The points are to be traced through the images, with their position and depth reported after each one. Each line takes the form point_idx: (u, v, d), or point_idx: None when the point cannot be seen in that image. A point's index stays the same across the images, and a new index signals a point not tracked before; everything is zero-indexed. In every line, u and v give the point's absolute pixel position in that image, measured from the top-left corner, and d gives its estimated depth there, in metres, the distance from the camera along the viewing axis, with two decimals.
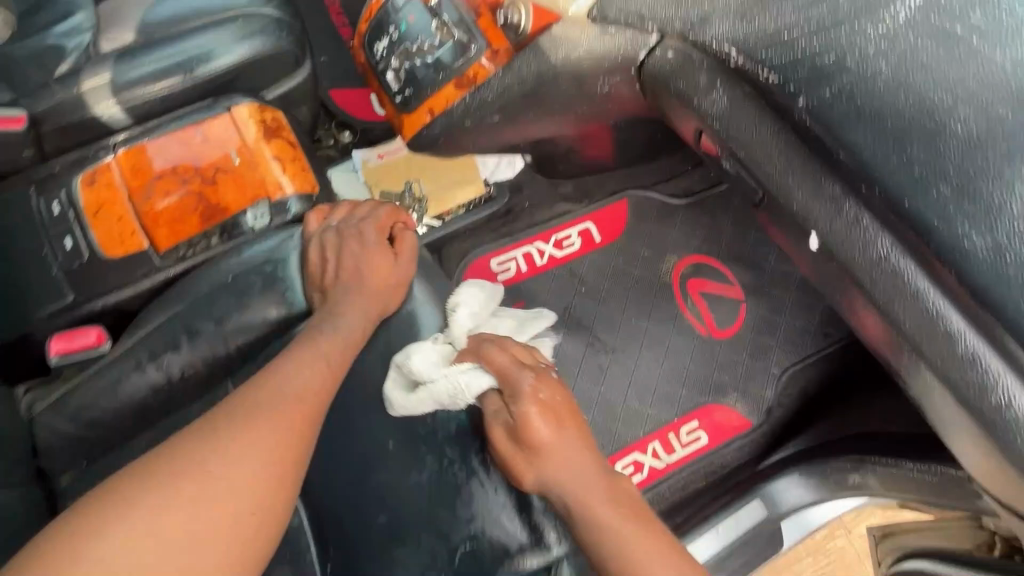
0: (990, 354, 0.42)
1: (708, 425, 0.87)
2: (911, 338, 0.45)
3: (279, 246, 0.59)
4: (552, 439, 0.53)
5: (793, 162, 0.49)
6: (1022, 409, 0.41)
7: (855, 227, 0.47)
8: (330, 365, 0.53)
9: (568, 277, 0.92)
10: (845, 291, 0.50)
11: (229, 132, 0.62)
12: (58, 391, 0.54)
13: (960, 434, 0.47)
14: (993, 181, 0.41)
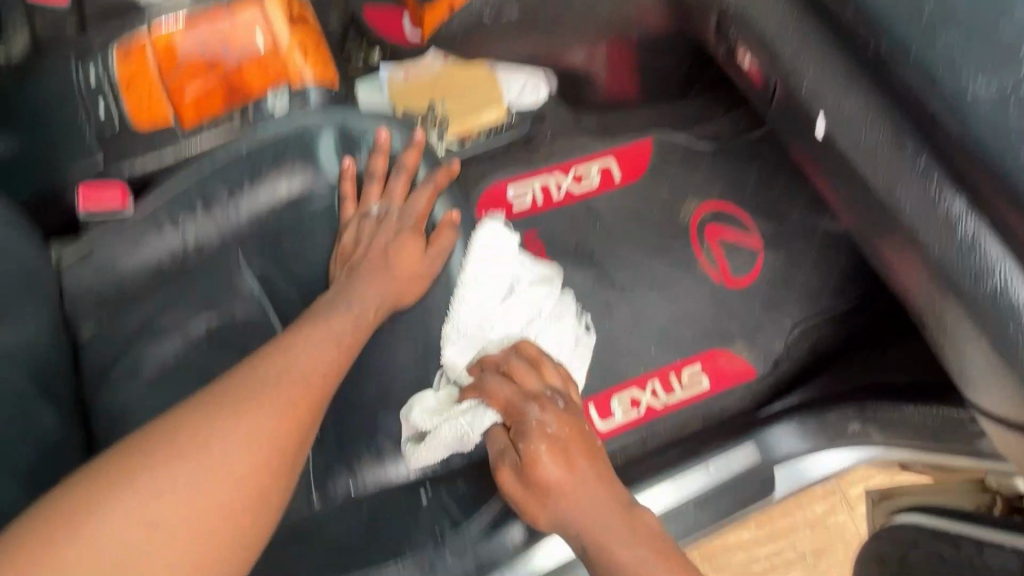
0: (977, 219, 0.48)
1: (710, 370, 0.86)
2: (911, 211, 0.50)
3: (294, 124, 0.60)
4: (563, 478, 0.53)
5: (809, 44, 0.56)
6: (1008, 266, 0.46)
7: (865, 106, 0.52)
8: (339, 348, 0.53)
9: (584, 212, 0.91)
10: (856, 176, 0.55)
11: (258, 25, 0.69)
12: (87, 246, 0.58)
13: (965, 332, 0.50)
14: (1000, 35, 0.46)
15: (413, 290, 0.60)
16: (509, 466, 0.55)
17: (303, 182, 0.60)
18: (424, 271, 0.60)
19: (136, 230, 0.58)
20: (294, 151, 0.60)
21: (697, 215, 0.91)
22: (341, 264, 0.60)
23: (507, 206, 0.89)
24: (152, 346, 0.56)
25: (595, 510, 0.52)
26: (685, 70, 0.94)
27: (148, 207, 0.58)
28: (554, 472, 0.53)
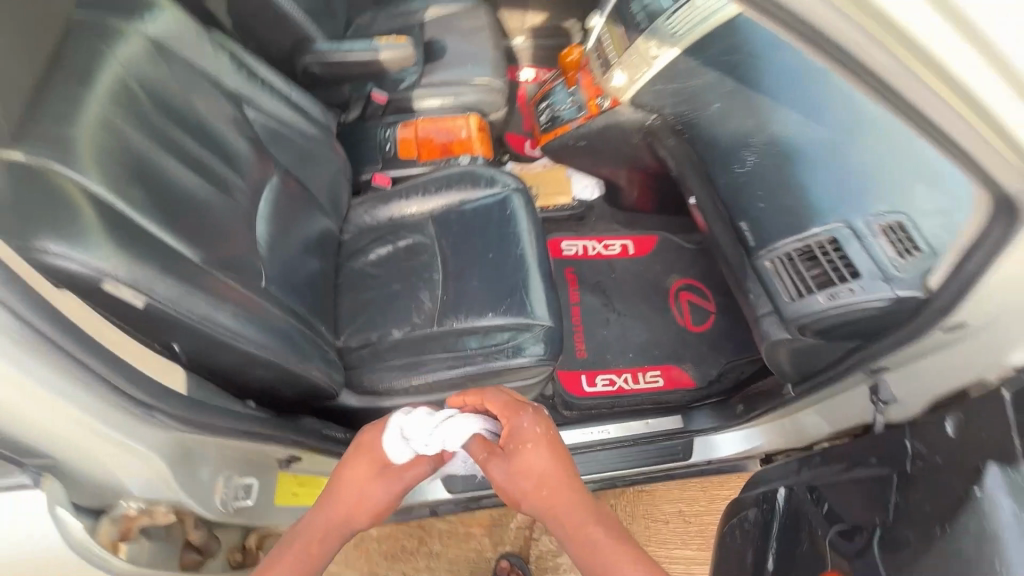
0: (761, 299, 0.82)
1: (665, 376, 1.32)
2: (737, 282, 0.86)
3: (474, 167, 1.22)
4: (547, 466, 0.71)
5: (695, 178, 0.93)
6: (770, 324, 0.81)
7: (721, 230, 0.88)
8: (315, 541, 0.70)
9: (605, 265, 1.46)
10: (717, 252, 0.91)
11: (465, 123, 1.33)
12: (364, 200, 1.19)
13: (764, 343, 0.84)
14: (756, 206, 0.81)
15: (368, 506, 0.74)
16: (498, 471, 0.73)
17: (470, 194, 1.19)
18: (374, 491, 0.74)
19: (387, 196, 1.19)
20: (464, 179, 1.20)
21: (678, 283, 1.41)
22: (471, 235, 1.15)
23: (561, 252, 1.47)
24: (377, 249, 1.15)
25: (566, 497, 0.70)
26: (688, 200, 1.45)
27: (396, 188, 1.21)
28: (537, 461, 0.71)
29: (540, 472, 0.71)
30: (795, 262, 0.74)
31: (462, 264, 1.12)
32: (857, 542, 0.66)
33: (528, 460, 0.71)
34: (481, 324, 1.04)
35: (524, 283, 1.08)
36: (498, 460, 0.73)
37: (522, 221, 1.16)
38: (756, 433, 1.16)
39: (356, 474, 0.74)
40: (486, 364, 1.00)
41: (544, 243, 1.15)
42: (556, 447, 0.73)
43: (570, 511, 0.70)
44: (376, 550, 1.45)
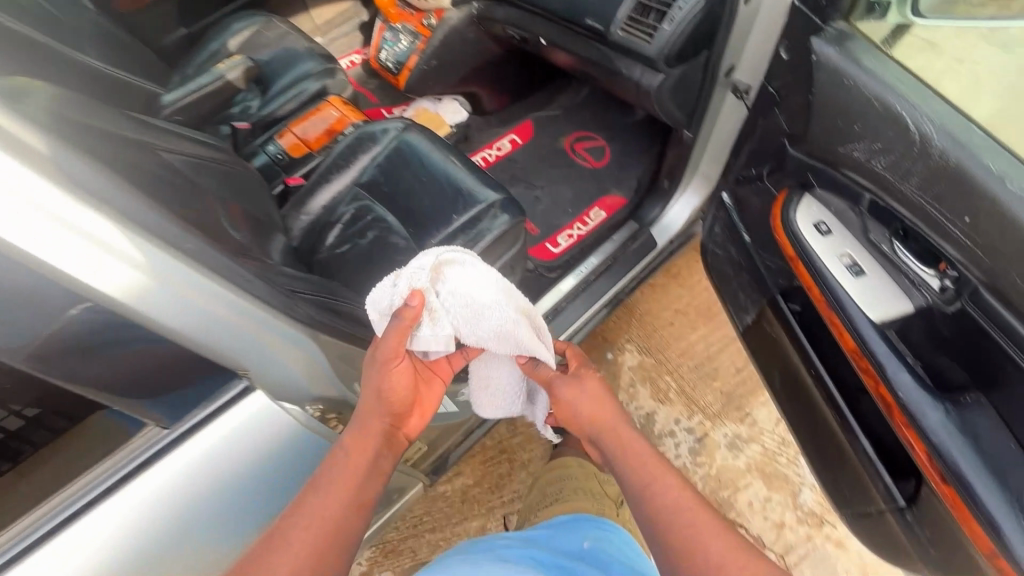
0: (627, 66, 1.10)
1: (604, 207, 1.56)
2: (607, 68, 1.14)
3: (364, 129, 1.34)
4: (606, 400, 0.96)
5: (536, 22, 1.19)
6: (641, 79, 1.10)
7: (575, 40, 1.16)
8: (357, 441, 0.78)
9: (508, 160, 1.65)
10: (580, 61, 1.19)
11: (332, 106, 1.42)
12: (291, 203, 1.26)
13: (644, 97, 1.13)
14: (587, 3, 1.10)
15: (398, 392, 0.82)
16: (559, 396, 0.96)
17: (377, 152, 1.31)
18: (399, 384, 0.82)
19: (310, 189, 1.27)
20: (363, 142, 1.32)
21: (568, 139, 1.65)
22: (398, 177, 1.27)
23: None
24: (330, 233, 1.24)
25: (612, 422, 0.94)
26: (529, 76, 1.71)
27: (311, 180, 1.29)
28: (593, 394, 0.96)
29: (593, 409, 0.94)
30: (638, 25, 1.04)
31: (405, 200, 1.25)
32: (783, 166, 0.92)
33: (588, 389, 0.96)
34: (453, 229, 1.19)
35: (462, 185, 1.24)
36: (555, 390, 0.96)
37: (430, 147, 1.29)
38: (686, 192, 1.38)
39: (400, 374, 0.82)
40: (475, 250, 1.17)
41: (457, 152, 1.31)
42: (599, 391, 0.96)
43: (616, 431, 0.93)
44: (484, 493, 1.57)
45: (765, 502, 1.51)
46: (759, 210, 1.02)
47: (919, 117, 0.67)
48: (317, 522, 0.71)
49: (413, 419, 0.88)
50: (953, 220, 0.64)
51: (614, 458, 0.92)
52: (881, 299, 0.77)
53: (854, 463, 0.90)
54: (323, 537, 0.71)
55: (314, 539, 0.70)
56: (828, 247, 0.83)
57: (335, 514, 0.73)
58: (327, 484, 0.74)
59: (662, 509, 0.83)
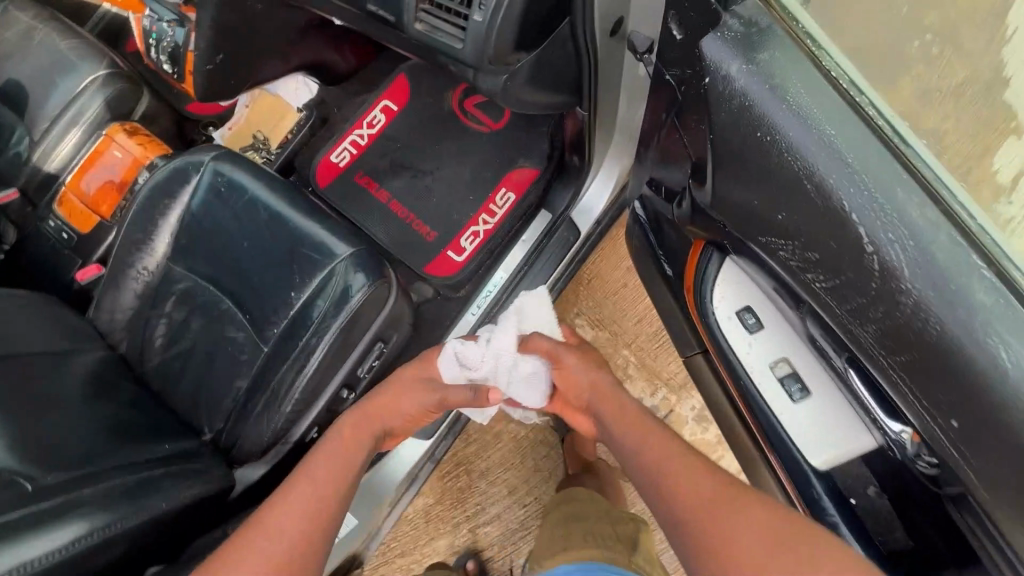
0: (455, 55, 0.69)
1: (512, 187, 1.22)
2: (430, 55, 0.72)
3: (160, 174, 0.99)
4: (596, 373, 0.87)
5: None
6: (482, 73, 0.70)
7: (370, 18, 0.73)
8: (346, 439, 0.83)
9: (384, 140, 1.28)
10: (389, 41, 0.77)
11: (114, 142, 1.05)
12: (98, 299, 0.99)
13: (502, 93, 0.73)
14: None
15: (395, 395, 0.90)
16: (557, 368, 0.89)
17: (183, 207, 0.97)
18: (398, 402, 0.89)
19: (113, 278, 0.98)
20: (161, 195, 0.97)
21: (454, 99, 1.25)
22: (216, 239, 0.96)
23: (337, 168, 1.27)
24: (154, 330, 0.97)
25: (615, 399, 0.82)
26: None
27: (110, 266, 0.99)
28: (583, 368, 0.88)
29: (598, 382, 0.85)
30: (438, 5, 0.67)
31: (231, 272, 0.95)
32: (693, 209, 0.62)
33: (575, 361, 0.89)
34: (295, 313, 0.89)
35: (298, 240, 0.93)
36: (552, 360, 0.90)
37: (252, 186, 0.96)
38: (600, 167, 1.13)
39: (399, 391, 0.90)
40: (323, 345, 0.87)
41: (288, 186, 0.98)
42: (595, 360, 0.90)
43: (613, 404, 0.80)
44: (447, 509, 1.48)
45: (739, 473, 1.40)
46: (675, 246, 0.73)
47: (880, 231, 0.41)
48: (305, 508, 0.69)
49: (387, 442, 0.94)
50: (933, 411, 0.40)
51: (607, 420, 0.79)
52: (830, 438, 0.53)
53: None
54: (311, 521, 0.68)
55: (293, 530, 0.66)
56: (760, 350, 0.57)
57: (318, 506, 0.70)
58: (319, 477, 0.74)
59: (671, 470, 0.64)
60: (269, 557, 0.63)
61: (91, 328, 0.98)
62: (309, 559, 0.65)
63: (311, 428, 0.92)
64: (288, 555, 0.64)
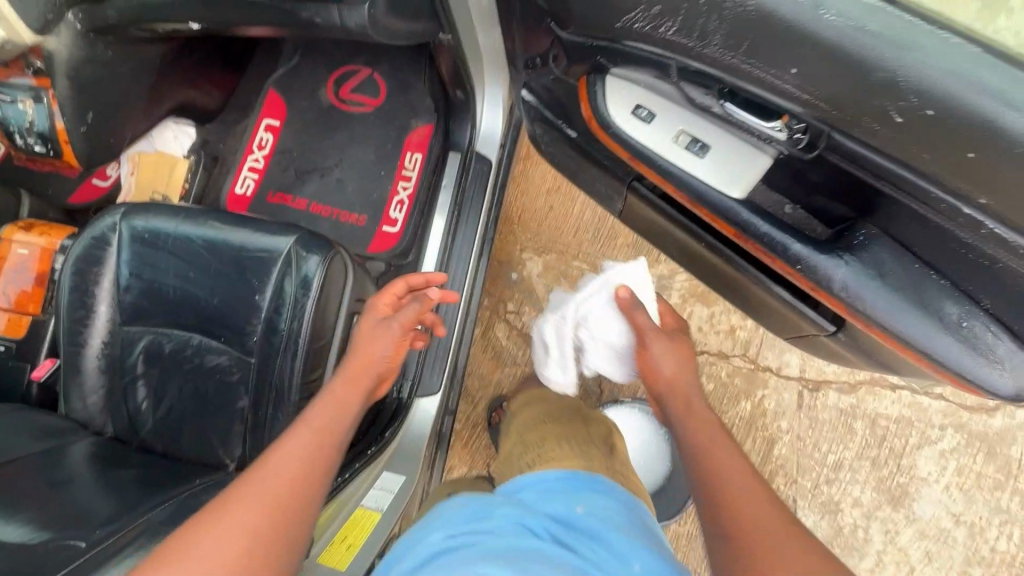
0: None
1: (416, 147, 1.28)
2: None
3: (74, 251, 0.97)
4: (672, 373, 0.98)
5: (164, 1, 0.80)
6: None
7: None
8: (349, 382, 0.86)
9: (280, 155, 1.31)
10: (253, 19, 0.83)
11: (15, 242, 1.02)
12: (65, 392, 0.97)
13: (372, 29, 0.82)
14: None
15: (375, 344, 0.91)
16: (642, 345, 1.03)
17: (115, 271, 0.97)
18: (377, 347, 0.91)
19: (72, 365, 0.96)
20: (88, 268, 0.96)
21: (329, 92, 1.30)
22: (160, 284, 0.96)
23: (246, 199, 1.29)
24: (135, 396, 0.96)
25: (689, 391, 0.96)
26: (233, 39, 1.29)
27: (64, 354, 0.97)
28: (669, 365, 0.99)
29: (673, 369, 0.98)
30: None
31: (188, 308, 0.95)
32: (568, 52, 0.72)
33: (666, 348, 1.00)
34: (268, 314, 0.92)
35: (239, 250, 0.94)
36: (646, 339, 1.02)
37: (173, 223, 0.97)
38: (485, 93, 1.22)
39: (382, 337, 0.92)
40: (306, 327, 0.91)
41: (207, 210, 0.99)
42: (683, 352, 1.01)
43: (685, 394, 0.95)
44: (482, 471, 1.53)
45: (711, 319, 1.54)
46: (568, 105, 0.83)
47: None
48: (303, 456, 0.73)
49: (380, 385, 0.97)
50: (776, 71, 0.50)
51: (676, 416, 0.94)
52: (739, 172, 0.65)
53: (780, 309, 0.87)
54: (304, 470, 0.72)
55: (286, 478, 0.70)
56: (662, 133, 0.68)
57: (318, 450, 0.75)
58: (321, 422, 0.79)
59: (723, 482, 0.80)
60: (266, 492, 0.68)
61: (70, 421, 0.96)
62: (302, 501, 0.69)
63: None
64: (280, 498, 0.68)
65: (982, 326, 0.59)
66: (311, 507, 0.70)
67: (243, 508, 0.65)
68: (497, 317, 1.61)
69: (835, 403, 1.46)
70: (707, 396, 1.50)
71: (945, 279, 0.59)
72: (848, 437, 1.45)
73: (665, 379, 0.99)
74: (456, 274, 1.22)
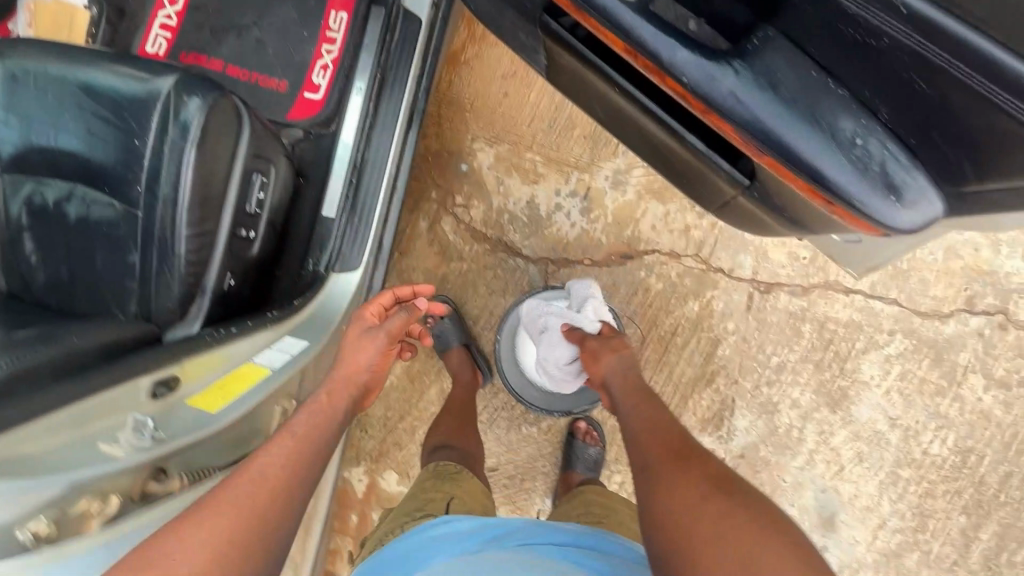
0: None
1: (341, 5, 1.16)
2: None
3: None
4: (617, 376, 1.09)
5: None
6: None
7: None
8: (329, 394, 0.86)
9: (193, 11, 1.19)
10: None
11: None
12: None
13: None
14: None
15: (359, 359, 0.93)
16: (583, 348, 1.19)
17: None
18: (361, 360, 0.93)
19: None
20: None
21: None
22: (36, 127, 0.88)
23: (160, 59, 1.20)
24: (23, 250, 0.92)
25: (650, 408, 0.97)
26: None
27: None
28: (618, 365, 1.11)
29: (618, 366, 1.10)
30: None
31: (68, 155, 0.88)
32: None
33: (616, 367, 1.11)
34: (151, 161, 0.85)
35: (118, 91, 0.86)
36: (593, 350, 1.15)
37: (48, 61, 0.88)
38: None
39: (364, 349, 0.94)
40: (191, 174, 0.85)
41: (86, 50, 0.90)
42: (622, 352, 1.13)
43: (645, 407, 0.98)
44: (425, 363, 1.53)
45: (666, 217, 1.47)
46: None
47: None
48: (278, 466, 0.70)
49: (369, 397, 0.99)
50: None
51: (622, 401, 1.03)
52: None
53: (700, 167, 0.79)
54: (282, 481, 0.69)
55: (263, 489, 0.67)
56: None
57: (296, 456, 0.73)
58: (301, 430, 0.77)
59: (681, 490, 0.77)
60: (244, 504, 0.64)
61: None
62: (281, 509, 0.67)
63: (224, 272, 0.94)
64: (258, 508, 0.65)
65: (879, 146, 0.52)
66: (290, 516, 0.67)
67: (222, 519, 0.62)
68: (444, 211, 1.54)
69: (785, 305, 1.42)
70: (655, 296, 1.45)
71: (842, 89, 0.52)
72: (795, 340, 1.41)
73: (614, 383, 1.08)
74: (380, 147, 1.14)
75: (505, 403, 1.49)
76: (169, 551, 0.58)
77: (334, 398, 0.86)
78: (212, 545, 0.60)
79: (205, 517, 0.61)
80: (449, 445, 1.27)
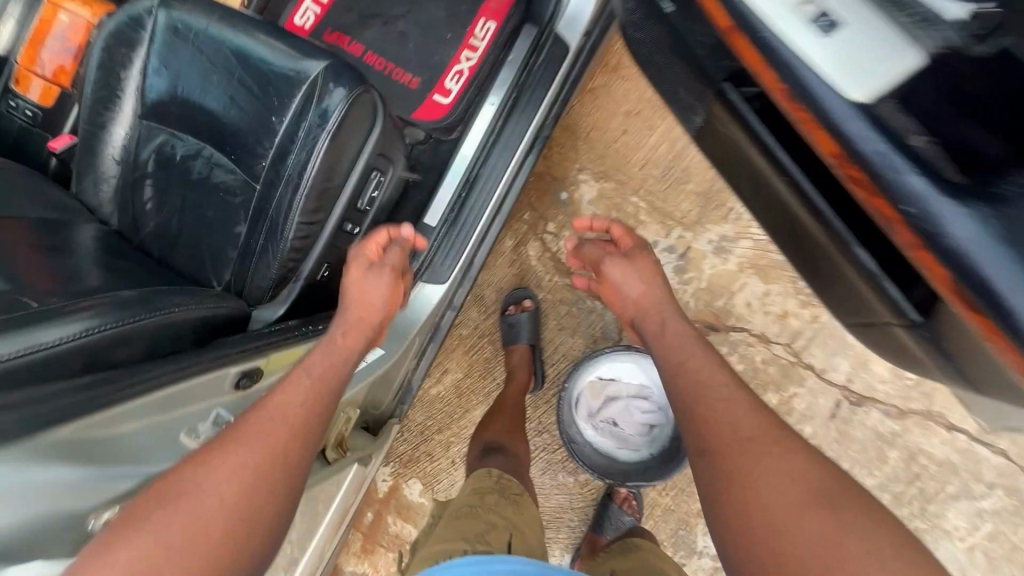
0: None
1: (491, 15, 1.13)
2: None
3: (107, 29, 0.92)
4: (640, 298, 0.93)
5: None
6: None
7: None
8: (351, 339, 0.82)
9: None
10: None
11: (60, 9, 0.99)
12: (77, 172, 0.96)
13: None
14: None
15: (369, 302, 0.87)
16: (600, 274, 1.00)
17: (141, 58, 0.91)
18: (372, 302, 0.87)
19: (90, 146, 0.93)
20: (119, 50, 0.91)
21: None
22: (182, 82, 0.89)
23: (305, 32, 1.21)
24: (140, 194, 0.93)
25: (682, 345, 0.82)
26: None
27: (83, 134, 0.94)
28: (636, 289, 0.94)
29: (640, 294, 0.93)
30: None
31: (205, 116, 0.88)
32: None
33: (635, 291, 0.94)
34: (282, 140, 0.84)
35: (267, 65, 0.86)
36: (606, 270, 0.98)
37: (208, 20, 0.89)
38: None
39: (375, 289, 0.88)
40: (318, 163, 0.83)
41: (245, 17, 0.90)
42: (647, 271, 0.95)
43: (676, 344, 0.83)
44: (477, 380, 1.49)
45: (764, 297, 1.37)
46: None
47: None
48: (292, 410, 0.66)
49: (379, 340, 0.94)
50: None
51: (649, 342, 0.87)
52: (868, 71, 0.48)
53: (858, 283, 0.70)
54: (294, 422, 0.66)
55: (280, 430, 0.64)
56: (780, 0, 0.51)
57: (315, 402, 0.69)
58: (318, 372, 0.73)
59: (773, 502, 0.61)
60: (258, 445, 0.61)
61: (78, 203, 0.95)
62: (295, 452, 0.64)
63: (321, 263, 0.92)
64: (271, 452, 0.62)
65: None
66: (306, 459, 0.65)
67: (235, 457, 0.59)
68: (533, 234, 1.49)
69: (875, 424, 1.29)
70: None
71: None
72: (877, 464, 1.28)
73: (636, 307, 0.94)
74: (494, 166, 1.09)
75: (547, 444, 1.42)
76: (192, 484, 0.57)
77: (355, 343, 0.82)
78: (232, 487, 0.58)
79: (228, 457, 0.59)
80: (501, 447, 1.26)
